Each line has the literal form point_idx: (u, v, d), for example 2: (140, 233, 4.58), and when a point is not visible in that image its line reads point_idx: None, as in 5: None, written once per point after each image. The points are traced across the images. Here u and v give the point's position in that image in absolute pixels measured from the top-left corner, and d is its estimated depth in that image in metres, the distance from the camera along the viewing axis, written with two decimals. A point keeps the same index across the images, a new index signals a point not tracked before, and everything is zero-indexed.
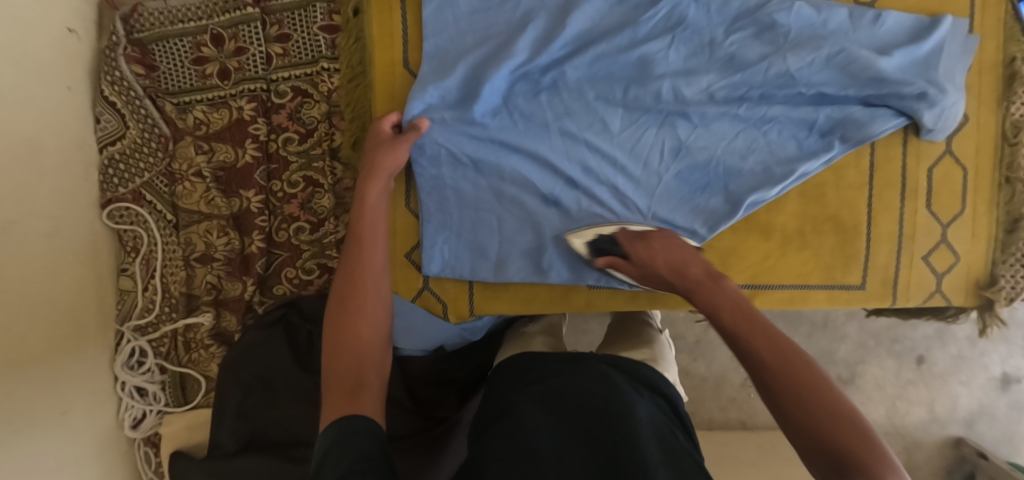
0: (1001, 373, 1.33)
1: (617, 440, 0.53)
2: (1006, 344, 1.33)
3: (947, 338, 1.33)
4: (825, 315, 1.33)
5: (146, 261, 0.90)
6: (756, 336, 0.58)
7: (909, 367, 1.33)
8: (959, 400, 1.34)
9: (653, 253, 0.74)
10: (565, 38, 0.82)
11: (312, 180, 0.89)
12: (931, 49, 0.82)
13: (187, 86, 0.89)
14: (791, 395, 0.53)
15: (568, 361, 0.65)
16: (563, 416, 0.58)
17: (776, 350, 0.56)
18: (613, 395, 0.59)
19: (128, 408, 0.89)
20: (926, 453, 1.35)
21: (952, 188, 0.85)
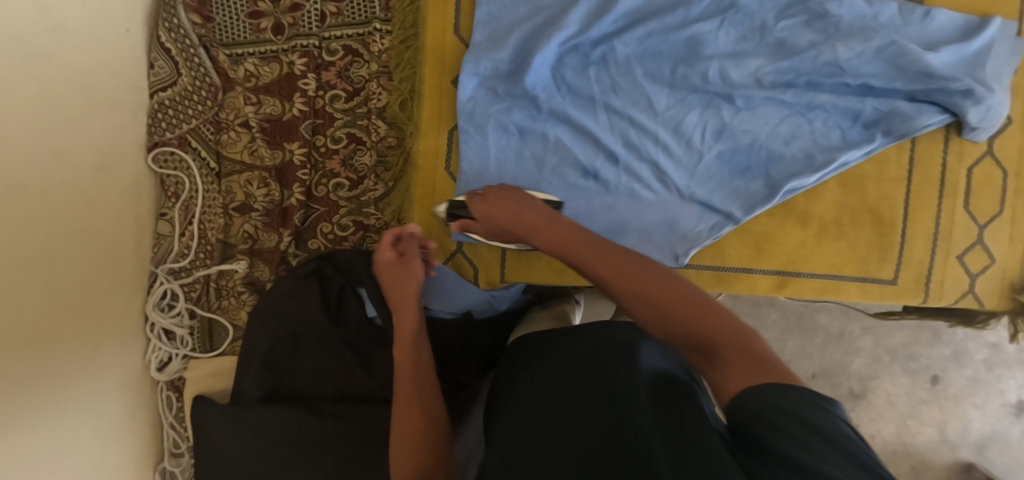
0: (1017, 399, 1.31)
1: (618, 422, 0.51)
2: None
3: (963, 360, 1.32)
4: (841, 327, 1.33)
5: (186, 207, 0.91)
6: (592, 261, 0.65)
7: (923, 386, 1.31)
8: (971, 424, 1.32)
9: (489, 203, 0.78)
10: (617, 13, 0.84)
11: (355, 137, 0.90)
12: (980, 48, 0.83)
13: (241, 39, 0.91)
14: (634, 297, 0.59)
15: (582, 342, 0.63)
16: (569, 403, 0.56)
17: (616, 271, 0.62)
18: (618, 368, 0.56)
19: (155, 349, 0.90)
20: (935, 474, 1.32)
21: (992, 189, 0.85)
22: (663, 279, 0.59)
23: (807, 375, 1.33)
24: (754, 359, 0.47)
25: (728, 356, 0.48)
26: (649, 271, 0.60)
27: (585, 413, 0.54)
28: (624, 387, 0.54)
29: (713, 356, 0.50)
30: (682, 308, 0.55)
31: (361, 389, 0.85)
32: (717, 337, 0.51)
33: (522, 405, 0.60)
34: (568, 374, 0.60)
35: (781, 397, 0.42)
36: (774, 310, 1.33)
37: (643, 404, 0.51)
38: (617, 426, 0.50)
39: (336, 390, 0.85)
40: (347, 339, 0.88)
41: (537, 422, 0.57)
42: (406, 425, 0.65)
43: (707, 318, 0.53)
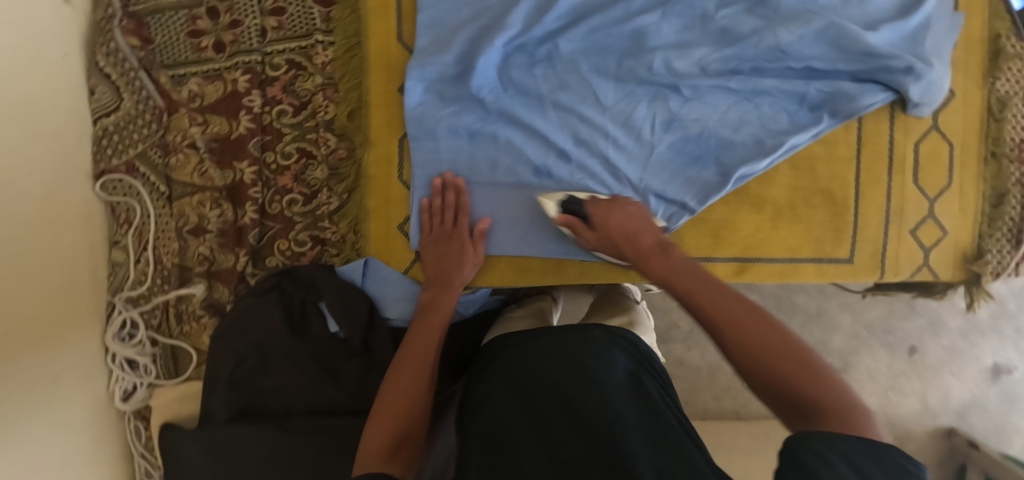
0: (992, 364, 1.34)
1: (599, 416, 0.58)
2: (997, 335, 1.34)
3: (938, 330, 1.34)
4: (818, 306, 1.34)
5: (139, 234, 0.90)
6: (700, 298, 0.62)
7: (901, 357, 1.34)
8: (950, 392, 1.34)
9: (609, 213, 0.78)
10: (560, 10, 0.83)
11: (306, 151, 0.89)
12: (919, 25, 0.84)
13: (183, 58, 0.89)
14: (735, 340, 0.57)
15: (551, 335, 0.68)
16: (542, 394, 0.62)
17: (713, 302, 0.61)
18: (592, 364, 0.63)
19: (118, 380, 0.89)
20: (918, 443, 1.34)
21: (939, 163, 0.87)
22: (762, 320, 0.58)
23: None
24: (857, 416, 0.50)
25: (831, 419, 0.50)
26: (753, 306, 0.60)
27: (563, 404, 0.60)
28: (600, 384, 0.61)
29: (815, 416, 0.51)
30: (767, 350, 0.56)
31: (331, 402, 0.84)
32: (817, 395, 0.52)
33: (491, 395, 0.64)
34: (541, 364, 0.65)
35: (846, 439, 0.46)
36: (752, 293, 1.33)
37: (621, 403, 0.60)
38: (600, 420, 0.58)
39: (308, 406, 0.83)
40: (314, 353, 0.86)
41: (510, 413, 0.61)
42: (413, 381, 0.68)
43: (809, 367, 0.54)
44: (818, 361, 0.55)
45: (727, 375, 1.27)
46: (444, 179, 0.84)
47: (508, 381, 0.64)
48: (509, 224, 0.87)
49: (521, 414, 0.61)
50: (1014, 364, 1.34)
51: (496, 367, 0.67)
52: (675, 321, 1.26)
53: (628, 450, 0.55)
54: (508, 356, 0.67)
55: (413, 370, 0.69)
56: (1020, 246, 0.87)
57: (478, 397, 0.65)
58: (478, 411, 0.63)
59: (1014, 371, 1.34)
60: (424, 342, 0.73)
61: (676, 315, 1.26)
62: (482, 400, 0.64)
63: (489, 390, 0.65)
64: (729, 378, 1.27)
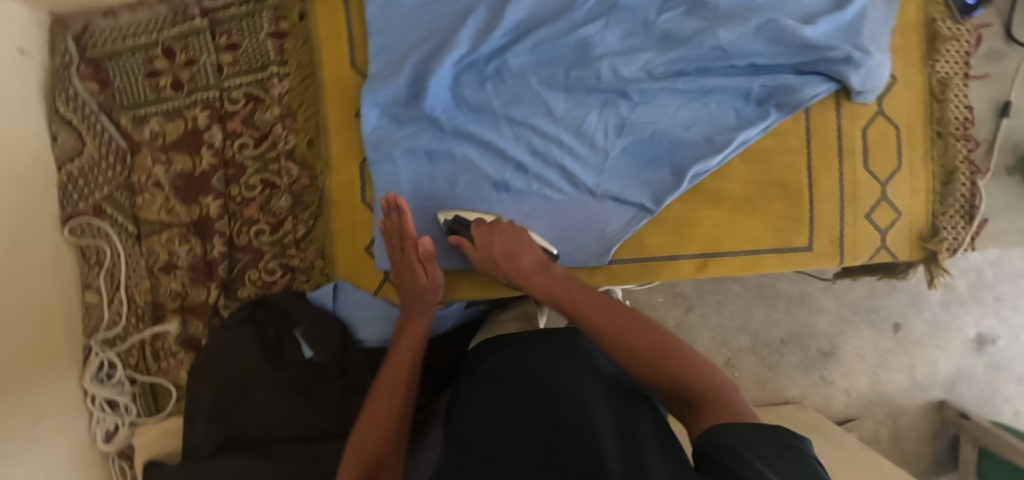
0: (975, 334, 1.37)
1: (574, 414, 0.57)
2: (977, 305, 1.36)
3: (920, 304, 1.36)
4: (801, 290, 1.35)
5: (111, 274, 0.91)
6: (586, 312, 0.73)
7: (887, 335, 1.35)
8: (937, 364, 1.37)
9: (492, 238, 0.82)
10: (506, 26, 0.85)
11: (269, 182, 0.90)
12: (856, 15, 0.86)
13: (142, 99, 0.91)
14: (615, 345, 0.67)
15: (540, 343, 0.71)
16: (525, 396, 0.63)
17: (612, 323, 0.69)
18: (572, 372, 0.64)
19: (99, 421, 0.89)
20: (911, 419, 1.37)
21: (887, 147, 0.89)
22: (653, 332, 0.67)
23: (776, 341, 1.34)
24: (725, 405, 0.56)
25: (705, 405, 0.57)
26: (638, 326, 0.68)
27: (542, 406, 0.61)
28: (578, 389, 0.61)
29: (693, 406, 0.59)
30: (641, 357, 0.65)
31: (315, 429, 0.83)
32: (699, 386, 0.60)
33: (480, 397, 0.66)
34: (529, 368, 0.66)
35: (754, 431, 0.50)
36: (735, 284, 1.34)
37: (598, 403, 0.59)
38: (575, 418, 0.57)
39: (291, 433, 0.82)
40: (293, 380, 0.86)
41: (496, 410, 0.63)
42: (383, 409, 0.70)
43: (687, 371, 0.62)
44: (699, 367, 0.62)
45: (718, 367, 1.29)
46: (388, 201, 0.82)
47: (497, 383, 0.67)
48: None
49: (504, 414, 0.61)
50: (996, 333, 1.37)
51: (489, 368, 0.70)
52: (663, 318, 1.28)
53: (601, 445, 0.53)
54: (500, 360, 0.71)
55: (387, 391, 0.72)
56: (972, 222, 0.89)
57: (469, 396, 0.67)
58: (466, 408, 0.66)
59: (998, 340, 1.37)
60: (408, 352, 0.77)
61: (663, 311, 1.31)
62: (471, 396, 0.67)
63: (478, 391, 0.67)
64: None
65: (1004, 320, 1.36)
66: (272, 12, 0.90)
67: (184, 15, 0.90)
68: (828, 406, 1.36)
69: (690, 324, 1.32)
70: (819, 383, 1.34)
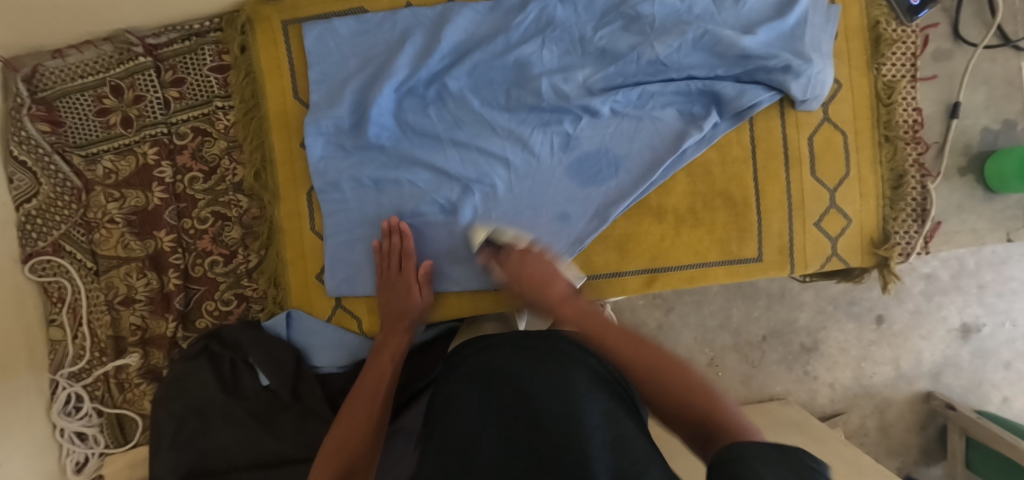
0: (960, 323, 1.35)
1: (557, 421, 0.56)
2: (961, 293, 1.34)
3: (903, 296, 1.34)
4: (781, 287, 1.33)
5: (74, 310, 0.93)
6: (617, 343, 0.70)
7: (869, 328, 1.34)
8: (922, 355, 1.36)
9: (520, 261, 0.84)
10: (443, 51, 0.86)
11: (220, 214, 0.91)
12: (795, 23, 0.85)
13: (94, 137, 0.92)
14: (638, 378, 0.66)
15: (520, 338, 0.67)
16: (508, 398, 0.59)
17: (638, 350, 0.69)
18: (549, 370, 0.61)
19: (69, 452, 0.92)
20: (898, 410, 1.36)
21: (835, 152, 0.88)
22: (669, 360, 0.68)
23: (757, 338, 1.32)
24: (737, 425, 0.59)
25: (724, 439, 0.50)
26: (661, 353, 0.69)
27: (527, 408, 0.58)
28: (558, 388, 0.58)
29: (704, 433, 0.60)
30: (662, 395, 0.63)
31: (271, 454, 0.87)
32: (707, 411, 0.61)
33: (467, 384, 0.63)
34: (512, 365, 0.62)
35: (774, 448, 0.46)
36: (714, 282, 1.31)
37: (587, 402, 0.58)
38: (558, 426, 0.55)
39: (249, 460, 0.86)
40: (250, 408, 0.89)
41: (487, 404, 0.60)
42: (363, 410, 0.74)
43: (692, 389, 0.64)
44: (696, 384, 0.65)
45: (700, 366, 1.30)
46: (390, 224, 0.86)
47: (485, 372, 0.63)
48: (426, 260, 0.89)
49: (487, 417, 0.58)
50: (982, 321, 1.35)
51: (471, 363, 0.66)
52: (642, 319, 1.28)
53: (584, 455, 0.52)
54: (487, 350, 0.66)
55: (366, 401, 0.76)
56: (924, 224, 0.89)
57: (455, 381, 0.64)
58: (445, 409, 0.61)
59: (983, 329, 1.35)
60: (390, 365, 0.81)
61: (644, 314, 1.29)
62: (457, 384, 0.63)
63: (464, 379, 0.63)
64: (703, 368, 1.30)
65: (988, 308, 1.35)
66: (214, 46, 0.90)
67: (127, 52, 0.90)
68: (813, 401, 1.35)
69: (672, 326, 1.30)
70: (803, 378, 1.34)
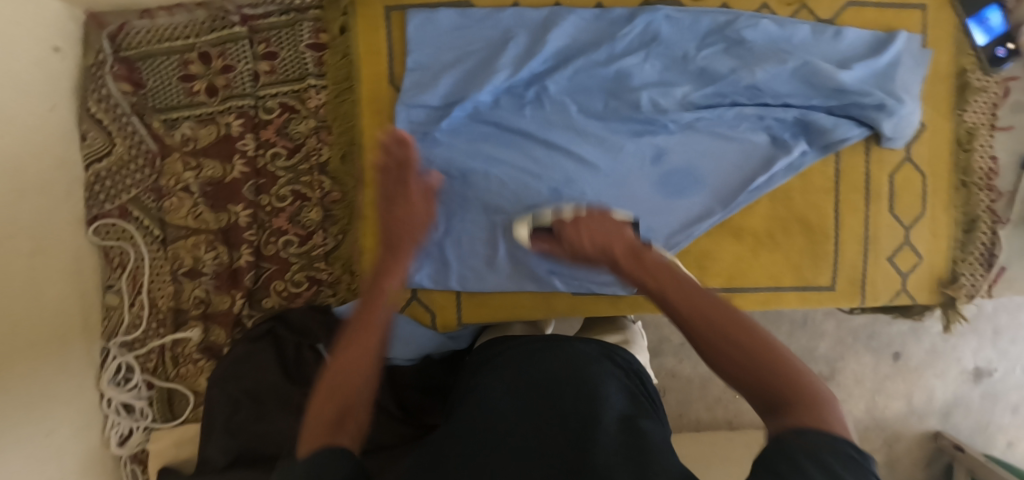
0: (973, 366, 1.35)
1: (582, 421, 0.54)
2: (976, 336, 1.34)
3: (920, 333, 1.35)
4: (805, 315, 1.33)
5: (133, 277, 0.90)
6: (672, 293, 0.52)
7: (886, 362, 1.34)
8: (934, 392, 1.35)
9: (577, 232, 0.67)
10: (547, 53, 0.85)
11: (300, 194, 0.90)
12: (889, 62, 0.87)
13: (175, 103, 0.90)
14: (709, 325, 0.48)
15: (545, 348, 0.65)
16: (534, 396, 0.58)
17: (688, 299, 0.51)
18: (577, 377, 0.59)
19: (114, 424, 0.89)
20: (906, 445, 1.37)
21: (913, 191, 0.90)
22: (715, 304, 0.49)
23: None
24: (817, 402, 0.42)
25: (795, 404, 0.42)
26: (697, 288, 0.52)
27: (552, 405, 0.56)
28: (586, 394, 0.57)
29: (775, 407, 0.43)
30: (715, 334, 0.47)
31: None
32: (778, 375, 0.44)
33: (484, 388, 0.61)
34: (533, 373, 0.61)
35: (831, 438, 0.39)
36: None
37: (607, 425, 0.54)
38: (574, 444, 0.51)
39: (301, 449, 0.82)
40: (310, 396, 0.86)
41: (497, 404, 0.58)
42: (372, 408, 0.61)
43: (749, 335, 0.47)
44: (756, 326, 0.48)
45: (719, 385, 1.28)
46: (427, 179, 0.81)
47: (501, 377, 0.61)
48: (505, 260, 0.88)
49: (500, 411, 0.56)
50: (993, 365, 1.35)
51: (491, 369, 0.65)
52: (666, 335, 1.26)
53: (607, 458, 0.50)
54: (500, 357, 0.66)
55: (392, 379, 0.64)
56: (991, 269, 0.92)
57: (468, 386, 0.64)
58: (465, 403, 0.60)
59: (994, 372, 1.35)
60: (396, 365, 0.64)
61: (667, 330, 1.26)
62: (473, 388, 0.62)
63: (479, 384, 0.62)
64: (721, 389, 1.28)
65: (1002, 353, 1.34)
66: (313, 24, 0.89)
67: (222, 20, 0.89)
68: None
69: None
70: None
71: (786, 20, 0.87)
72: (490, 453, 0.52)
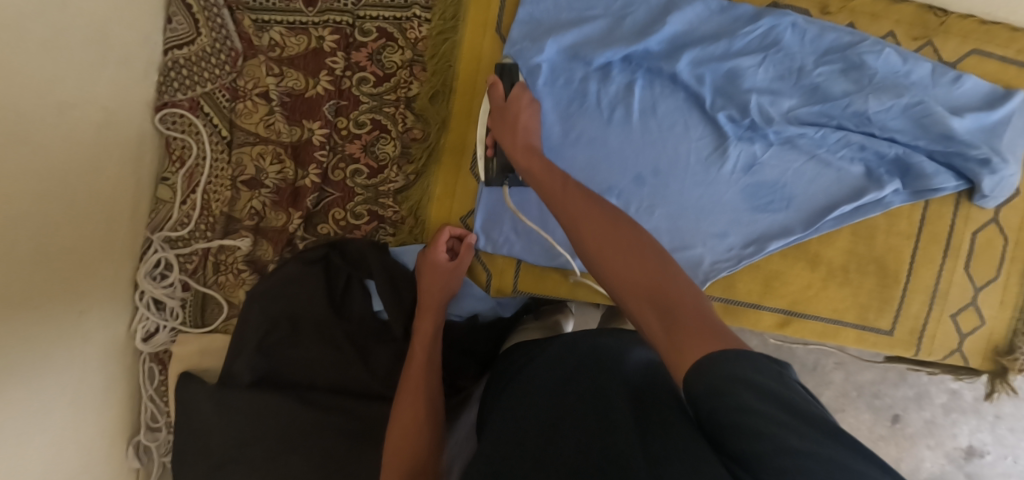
0: (967, 444, 1.23)
1: (599, 419, 0.52)
2: (977, 418, 1.22)
3: (925, 402, 1.23)
4: (815, 360, 1.22)
5: (190, 175, 0.87)
6: (579, 220, 0.61)
7: (884, 424, 1.22)
8: (922, 463, 1.24)
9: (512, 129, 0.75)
10: (664, 35, 0.82)
11: (380, 125, 0.88)
12: (1001, 119, 0.84)
13: (269, 5, 0.86)
14: (608, 266, 0.57)
15: (567, 343, 0.66)
16: (547, 403, 0.58)
17: (601, 247, 0.58)
18: (583, 375, 0.59)
19: (142, 319, 0.86)
20: None
21: (990, 254, 0.89)
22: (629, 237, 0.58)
23: None
24: (701, 323, 0.47)
25: (685, 322, 0.48)
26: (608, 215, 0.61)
27: (569, 405, 0.56)
28: (597, 388, 0.56)
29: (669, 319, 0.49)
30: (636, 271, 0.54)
31: (357, 383, 0.84)
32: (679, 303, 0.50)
33: (513, 395, 0.63)
34: (546, 373, 0.62)
35: (776, 378, 0.40)
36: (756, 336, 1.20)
37: (620, 396, 0.54)
38: (591, 421, 0.52)
39: (331, 382, 0.83)
40: (349, 332, 0.85)
41: (527, 406, 0.59)
42: (410, 412, 0.72)
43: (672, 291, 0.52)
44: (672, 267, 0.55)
45: None
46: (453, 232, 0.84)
47: (528, 381, 0.63)
48: None
49: (532, 409, 0.58)
50: (987, 448, 1.23)
51: (513, 374, 0.68)
52: None
53: (628, 451, 0.48)
54: (527, 363, 0.67)
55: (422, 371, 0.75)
56: None
57: (501, 399, 0.64)
58: (493, 413, 0.63)
59: (986, 455, 1.23)
60: (423, 353, 0.77)
61: None
62: (507, 397, 0.63)
63: (511, 394, 0.63)
64: None
65: (999, 438, 1.22)
66: None
67: None
68: None
69: None
70: None
71: (909, 54, 0.84)
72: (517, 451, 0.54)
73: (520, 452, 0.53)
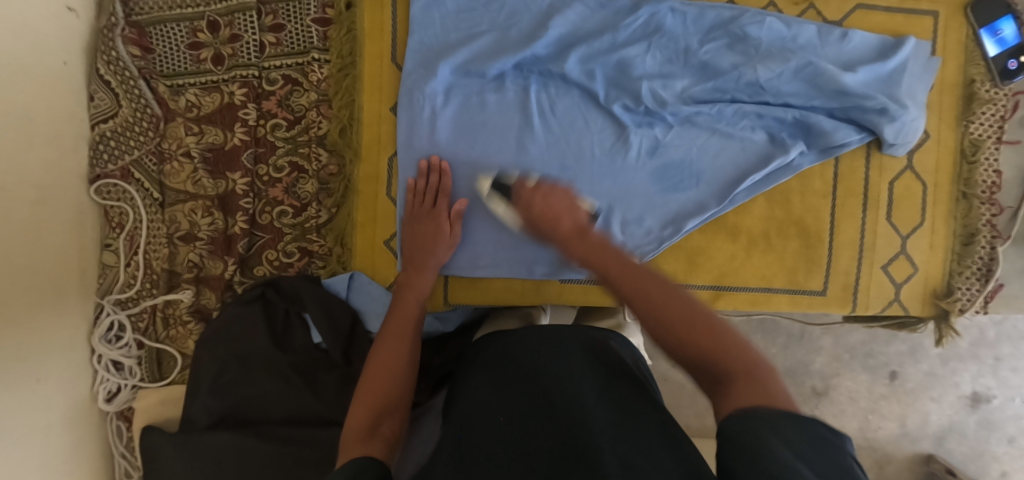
0: (971, 391, 1.19)
1: (568, 426, 0.53)
2: (976, 363, 1.19)
3: (919, 355, 1.20)
4: (801, 329, 1.19)
5: (131, 238, 0.91)
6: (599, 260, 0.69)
7: (881, 382, 1.19)
8: (929, 417, 1.20)
9: (532, 198, 0.77)
10: (550, 38, 0.85)
11: (297, 165, 0.92)
12: (895, 68, 0.86)
13: (182, 69, 0.92)
14: (658, 315, 0.58)
15: (531, 334, 0.66)
16: (518, 397, 0.59)
17: (632, 281, 0.63)
18: (564, 370, 0.60)
19: (102, 381, 0.90)
20: (897, 468, 1.21)
21: (912, 200, 0.89)
22: (659, 283, 0.62)
23: None
24: (755, 381, 0.49)
25: (738, 378, 0.49)
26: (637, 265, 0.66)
27: (531, 399, 0.58)
28: (571, 388, 0.57)
29: (722, 380, 0.51)
30: (693, 325, 0.55)
31: (309, 411, 0.85)
32: (731, 362, 0.51)
33: (478, 387, 0.62)
34: (515, 366, 0.62)
35: (804, 427, 0.42)
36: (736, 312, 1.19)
37: (588, 397, 0.56)
38: (561, 417, 0.54)
39: (286, 415, 0.84)
40: (296, 363, 0.88)
41: (490, 398, 0.60)
42: (384, 373, 0.70)
43: (722, 343, 0.53)
44: (720, 321, 0.56)
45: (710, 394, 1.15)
46: (431, 162, 0.85)
47: (493, 372, 0.63)
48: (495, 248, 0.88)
49: (496, 402, 0.59)
50: (992, 392, 1.19)
51: (485, 357, 0.67)
52: None
53: (592, 448, 0.50)
54: (498, 349, 0.66)
55: (399, 340, 0.75)
56: (987, 285, 0.89)
57: (468, 391, 0.63)
58: (463, 398, 0.62)
59: (993, 400, 1.19)
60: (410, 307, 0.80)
61: None
62: (468, 389, 0.63)
63: (477, 385, 0.62)
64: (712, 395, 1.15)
65: (1002, 381, 1.18)
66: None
67: None
68: None
69: None
70: None
71: (792, 20, 0.86)
72: (481, 436, 0.56)
73: (488, 443, 0.55)
